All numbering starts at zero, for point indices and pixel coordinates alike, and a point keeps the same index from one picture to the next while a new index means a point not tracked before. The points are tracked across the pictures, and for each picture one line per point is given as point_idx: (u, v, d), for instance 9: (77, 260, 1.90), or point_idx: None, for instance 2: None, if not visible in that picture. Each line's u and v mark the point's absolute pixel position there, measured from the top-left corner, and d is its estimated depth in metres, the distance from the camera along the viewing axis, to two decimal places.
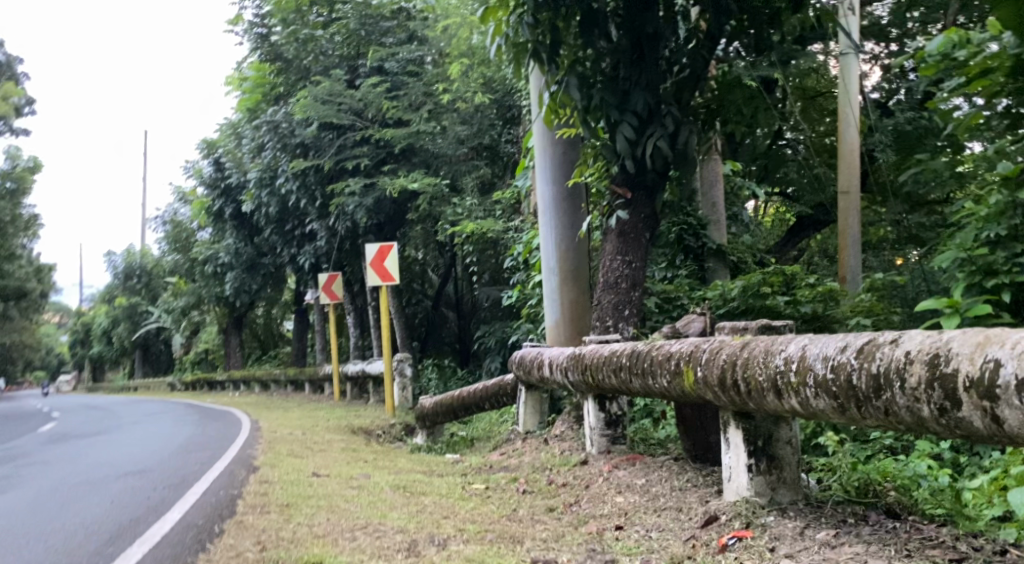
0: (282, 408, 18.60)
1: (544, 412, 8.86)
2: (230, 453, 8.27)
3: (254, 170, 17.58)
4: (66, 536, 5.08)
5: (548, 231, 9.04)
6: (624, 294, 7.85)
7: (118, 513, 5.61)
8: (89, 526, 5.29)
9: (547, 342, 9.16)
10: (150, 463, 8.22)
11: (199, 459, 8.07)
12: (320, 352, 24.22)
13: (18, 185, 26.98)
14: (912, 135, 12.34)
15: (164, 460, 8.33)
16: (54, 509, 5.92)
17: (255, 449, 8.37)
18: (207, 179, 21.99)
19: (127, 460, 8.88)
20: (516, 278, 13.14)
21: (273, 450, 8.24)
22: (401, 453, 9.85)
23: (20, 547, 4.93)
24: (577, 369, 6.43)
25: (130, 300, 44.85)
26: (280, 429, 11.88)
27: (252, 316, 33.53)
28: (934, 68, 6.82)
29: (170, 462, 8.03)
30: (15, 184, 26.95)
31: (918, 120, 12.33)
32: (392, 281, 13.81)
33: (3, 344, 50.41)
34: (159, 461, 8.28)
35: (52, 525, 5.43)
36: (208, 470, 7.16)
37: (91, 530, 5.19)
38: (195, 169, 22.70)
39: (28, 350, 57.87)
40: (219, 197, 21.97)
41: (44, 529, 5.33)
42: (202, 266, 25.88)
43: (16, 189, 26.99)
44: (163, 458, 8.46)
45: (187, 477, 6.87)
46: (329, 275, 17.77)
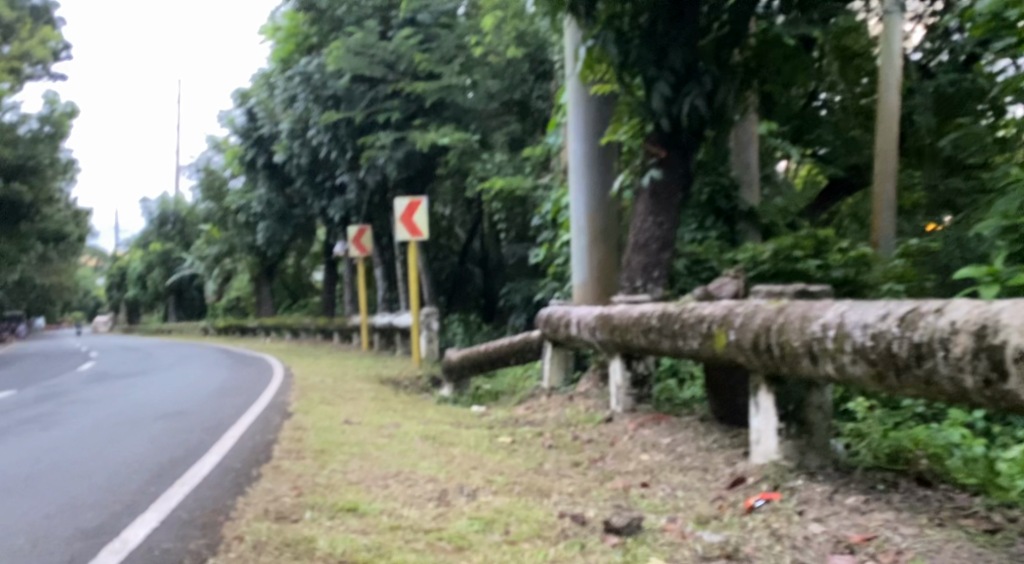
0: (309, 357, 18.80)
1: (569, 369, 8.89)
2: (262, 399, 8.39)
3: (287, 120, 17.61)
4: (109, 474, 5.21)
5: (578, 189, 9.01)
6: (653, 255, 7.84)
7: (158, 454, 5.74)
8: (131, 465, 5.43)
9: (574, 300, 9.18)
10: (185, 406, 8.36)
11: (233, 404, 8.20)
12: (348, 304, 24.40)
13: (57, 130, 27.45)
14: (954, 97, 12.01)
15: (197, 404, 8.45)
16: (94, 448, 6.05)
17: (287, 396, 8.49)
18: (240, 128, 22.10)
19: (162, 402, 9.01)
20: (545, 236, 13.12)
21: (303, 398, 8.36)
22: (428, 405, 9.96)
23: (64, 484, 5.06)
24: (605, 329, 6.46)
25: (163, 246, 45.41)
26: (311, 378, 12.05)
27: (281, 266, 33.81)
28: (984, 28, 6.61)
29: (205, 406, 8.16)
30: (55, 129, 27.43)
31: (960, 82, 11.99)
32: (421, 236, 13.86)
33: (39, 286, 51.32)
34: (193, 405, 8.40)
35: (95, 463, 5.57)
36: (244, 415, 7.28)
37: (133, 469, 5.32)
38: (228, 118, 22.81)
39: (64, 293, 58.84)
40: (251, 146, 22.07)
41: (89, 466, 5.47)
42: (234, 214, 26.09)
43: (56, 133, 27.46)
44: (197, 402, 8.58)
45: (223, 421, 6.99)
46: (359, 228, 17.85)
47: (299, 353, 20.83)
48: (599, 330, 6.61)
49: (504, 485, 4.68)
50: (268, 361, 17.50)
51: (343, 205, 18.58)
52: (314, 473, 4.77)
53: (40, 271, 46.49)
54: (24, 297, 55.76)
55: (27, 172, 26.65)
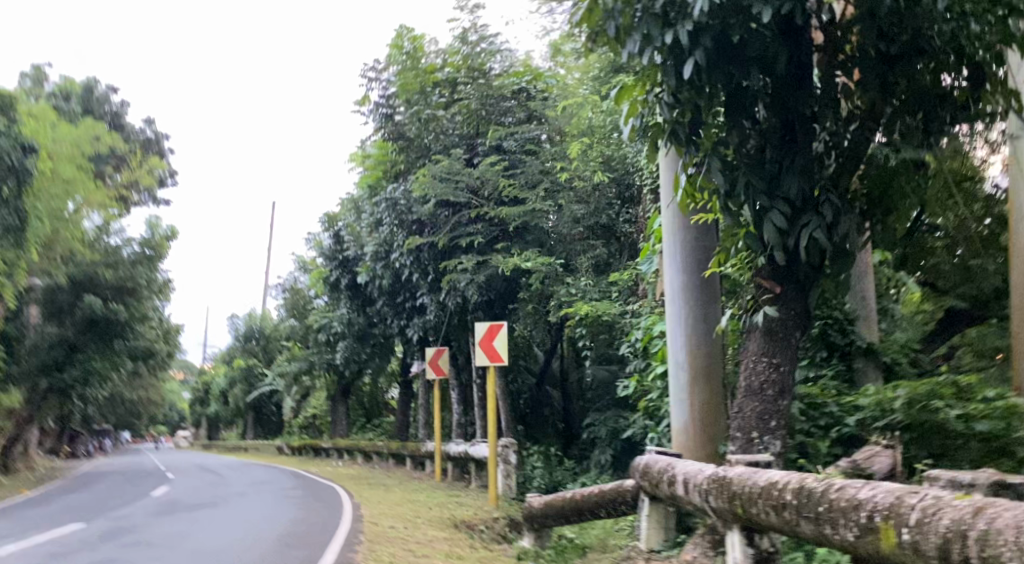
0: (383, 487, 18.09)
1: (671, 528, 8.03)
2: (328, 555, 7.70)
3: (370, 243, 17.44)
4: None
5: (677, 324, 8.20)
6: (770, 403, 6.89)
7: None
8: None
9: (673, 446, 8.23)
10: (245, 559, 7.73)
11: (296, 560, 7.53)
12: (424, 428, 23.67)
13: (156, 253, 27.73)
14: None
15: (258, 557, 7.80)
16: None
17: (355, 552, 7.80)
18: (326, 251, 22.14)
19: (222, 551, 8.37)
20: (633, 367, 12.31)
21: (375, 555, 7.64)
22: (508, 559, 9.12)
23: None
24: (723, 496, 5.55)
25: (248, 362, 45.96)
26: (384, 519, 11.30)
27: (360, 385, 33.44)
28: None
29: (265, 562, 7.51)
30: (155, 252, 27.73)
31: None
32: (501, 362, 13.15)
33: (129, 399, 52.31)
34: (253, 558, 7.75)
35: None
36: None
37: None
38: (315, 241, 23.01)
39: (149, 405, 59.74)
40: (335, 268, 22.03)
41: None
42: (316, 334, 26.00)
43: (155, 256, 27.73)
44: (257, 555, 7.92)
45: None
46: (437, 349, 17.27)
47: (371, 481, 20.13)
48: (715, 496, 5.71)
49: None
50: (341, 493, 16.87)
51: (422, 326, 18.01)
52: None
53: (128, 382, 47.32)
54: (115, 410, 56.91)
55: (121, 291, 27.25)
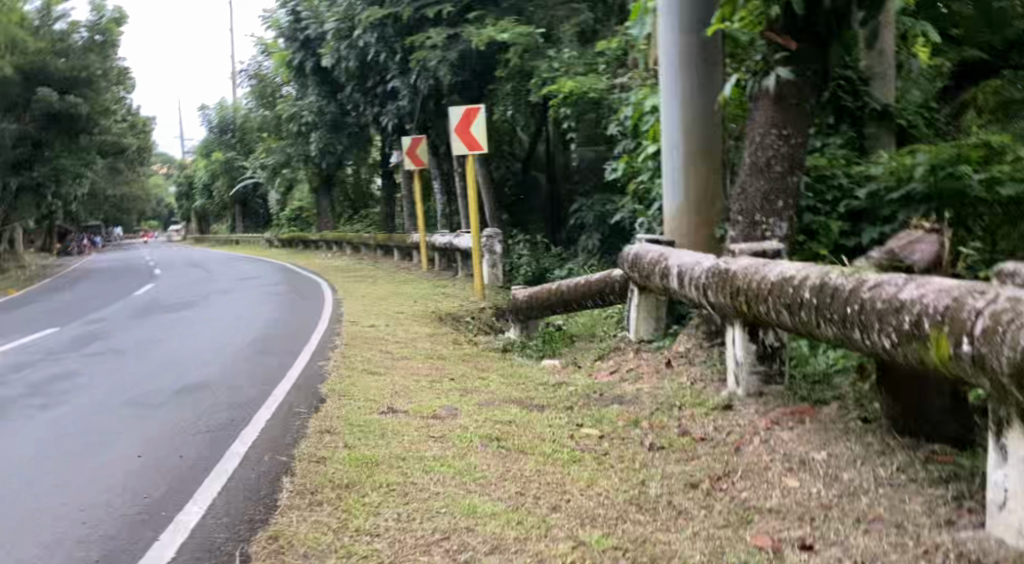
0: (368, 279, 17.68)
1: (664, 319, 7.49)
2: (300, 358, 7.23)
3: (331, 20, 16.13)
4: (99, 493, 4.10)
5: (671, 101, 7.42)
6: (778, 180, 6.13)
7: (163, 458, 4.57)
8: (122, 479, 4.29)
9: (666, 231, 7.75)
10: (213, 365, 7.27)
11: (266, 364, 7.07)
12: (407, 218, 23.01)
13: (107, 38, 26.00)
14: None
15: (228, 363, 7.36)
16: (93, 442, 4.92)
17: (329, 354, 7.32)
18: (285, 29, 20.44)
19: (192, 358, 7.92)
20: (620, 150, 11.44)
21: (349, 356, 7.15)
22: (492, 354, 8.68)
23: (40, 505, 3.99)
24: (727, 291, 4.89)
25: (225, 155, 44.76)
26: (365, 317, 10.88)
27: (342, 175, 32.50)
28: None
29: (234, 368, 7.05)
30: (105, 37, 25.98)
31: None
32: (479, 149, 12.24)
33: (112, 196, 51.43)
34: (224, 364, 7.30)
35: (88, 471, 4.43)
36: (276, 384, 6.13)
37: (128, 486, 4.18)
38: (273, 18, 21.10)
39: (132, 203, 58.81)
40: (297, 48, 20.47)
41: (72, 477, 4.35)
42: (287, 123, 24.76)
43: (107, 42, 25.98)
44: (227, 360, 7.47)
45: (247, 394, 5.85)
46: (413, 137, 16.30)
47: (355, 273, 19.73)
48: (717, 292, 5.06)
49: (591, 533, 3.39)
50: (325, 288, 16.49)
51: (396, 112, 17.17)
52: (333, 508, 3.59)
53: (107, 180, 46.21)
54: (99, 210, 56.24)
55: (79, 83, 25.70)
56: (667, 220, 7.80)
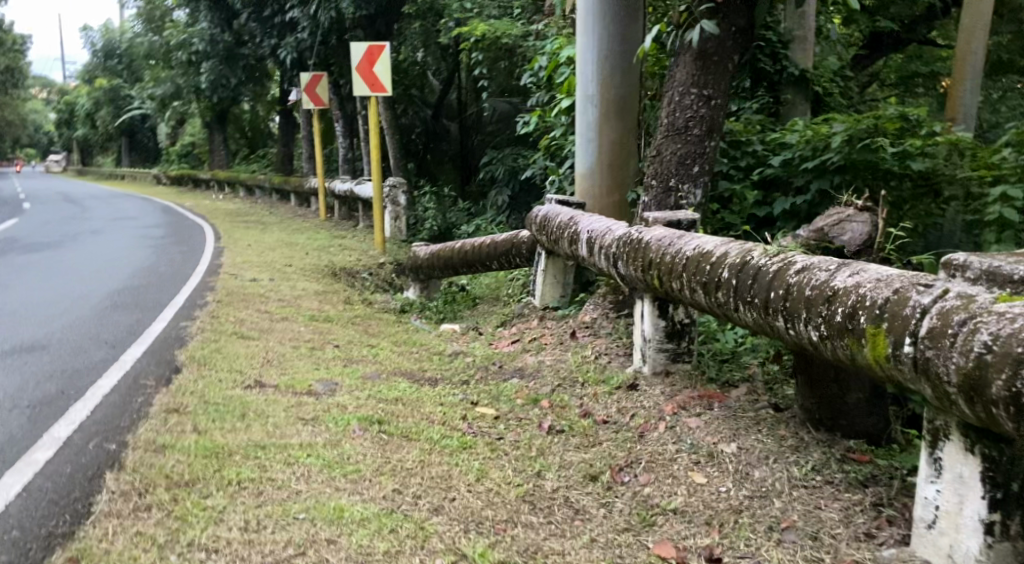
0: (262, 226, 16.83)
1: (569, 285, 7.21)
2: (161, 316, 6.66)
3: None
4: None
5: (589, 53, 7.14)
6: (696, 144, 5.77)
7: None
8: None
9: (576, 192, 7.45)
10: (62, 321, 6.61)
11: (122, 321, 6.47)
12: (307, 162, 22.05)
13: None
14: None
15: (79, 318, 6.71)
16: None
17: (196, 312, 6.76)
18: None
19: (42, 311, 7.23)
20: (534, 101, 10.96)
21: (217, 314, 6.63)
22: (387, 316, 8.18)
23: None
24: (639, 262, 4.47)
25: (112, 82, 42.21)
26: (250, 268, 10.20)
27: (238, 111, 31.02)
28: None
29: (83, 324, 6.42)
30: None
31: None
32: (382, 92, 11.56)
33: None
34: (74, 320, 6.66)
35: None
36: (127, 347, 5.60)
37: None
38: None
39: (8, 127, 55.14)
40: None
41: None
42: (179, 53, 23.32)
43: None
44: (77, 316, 6.83)
45: (87, 361, 5.31)
46: (313, 74, 15.56)
47: (251, 218, 18.78)
48: (629, 263, 4.64)
49: (475, 547, 3.04)
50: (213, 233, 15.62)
51: (296, 44, 16.50)
52: (167, 516, 3.11)
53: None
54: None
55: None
56: (577, 180, 7.51)
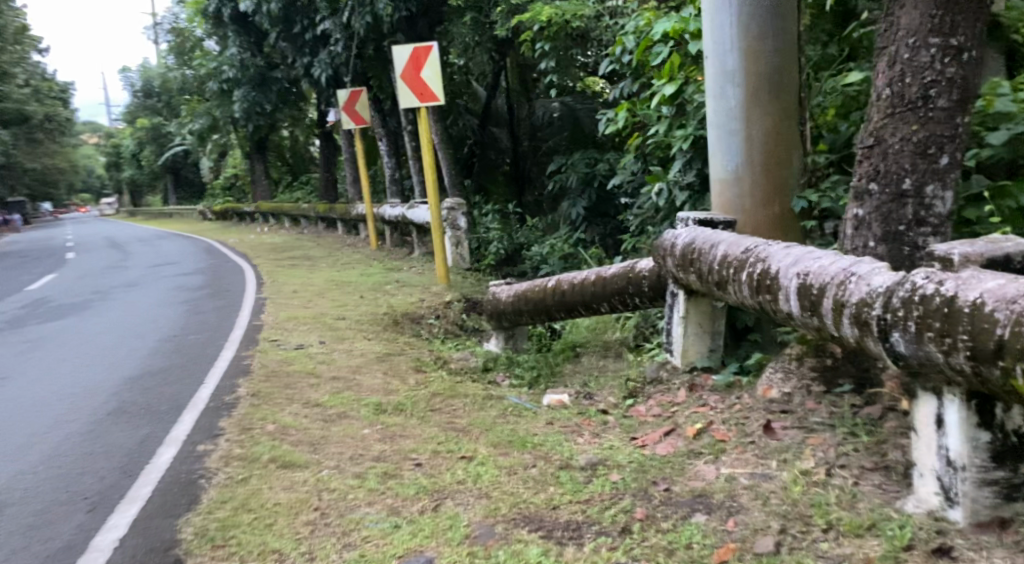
0: (306, 262, 15.19)
1: (721, 335, 5.25)
2: (164, 448, 4.99)
3: None
4: None
5: (727, 12, 5.20)
6: (942, 124, 3.74)
7: None
8: None
9: (716, 205, 5.44)
10: (43, 464, 5.00)
11: (116, 465, 4.82)
12: (351, 187, 20.36)
13: None
14: None
15: (42, 466, 4.96)
16: None
17: (221, 434, 5.02)
18: None
19: (14, 441, 5.60)
20: (616, 94, 9.07)
21: (247, 443, 4.80)
22: (472, 390, 6.32)
23: None
24: (956, 342, 2.63)
25: (154, 121, 41.59)
26: (297, 334, 8.53)
27: (277, 138, 29.63)
28: None
29: (40, 485, 4.64)
30: None
31: None
32: (434, 100, 9.76)
33: (34, 169, 48.37)
34: (36, 470, 4.90)
35: None
36: (104, 524, 3.93)
37: None
38: None
39: (61, 175, 55.39)
40: None
41: None
42: (211, 83, 22.11)
43: None
44: (42, 460, 5.07)
45: (34, 555, 3.71)
46: (352, 90, 13.90)
47: (296, 252, 17.16)
48: (927, 340, 2.74)
49: None
50: (251, 278, 14.06)
51: (330, 59, 14.93)
52: None
53: (28, 153, 42.85)
54: (25, 184, 52.95)
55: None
56: (714, 190, 5.48)
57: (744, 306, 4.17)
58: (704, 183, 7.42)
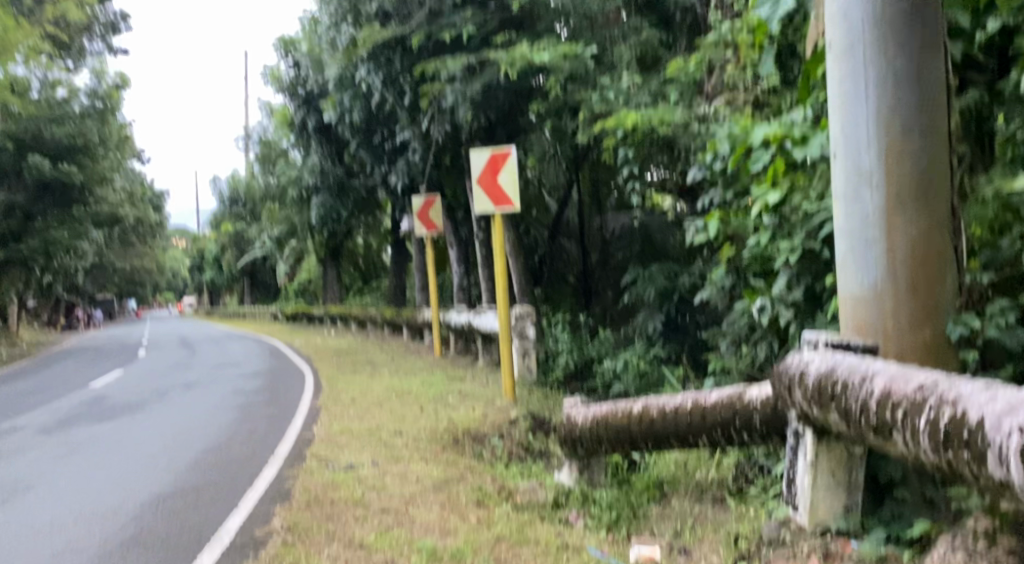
0: (368, 368, 14.52)
1: (858, 487, 4.19)
2: None
3: (332, 65, 14.04)
4: None
5: (863, 104, 4.39)
6: None
7: None
8: None
9: (849, 328, 4.51)
10: None
11: None
12: (418, 292, 19.80)
13: (108, 104, 24.26)
14: None
15: None
16: None
17: None
18: (286, 84, 18.54)
19: None
20: (705, 203, 8.27)
21: None
22: (543, 535, 5.40)
23: None
24: None
25: (236, 225, 42.32)
26: (351, 453, 7.69)
27: (350, 244, 29.55)
28: None
29: None
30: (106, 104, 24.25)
31: None
32: (510, 206, 9.12)
33: (121, 268, 49.65)
34: None
35: None
36: None
37: None
38: (274, 73, 19.40)
39: (145, 275, 56.76)
40: (300, 107, 18.48)
41: None
42: (290, 188, 22.18)
43: (107, 108, 24.27)
44: None
45: None
46: (426, 196, 13.43)
47: (356, 357, 16.48)
48: None
49: None
50: (310, 383, 13.39)
51: (406, 167, 14.61)
52: None
53: (116, 250, 43.94)
54: (111, 283, 54.34)
55: (76, 149, 23.58)
56: (846, 307, 4.56)
57: (909, 458, 3.30)
58: (814, 300, 6.46)
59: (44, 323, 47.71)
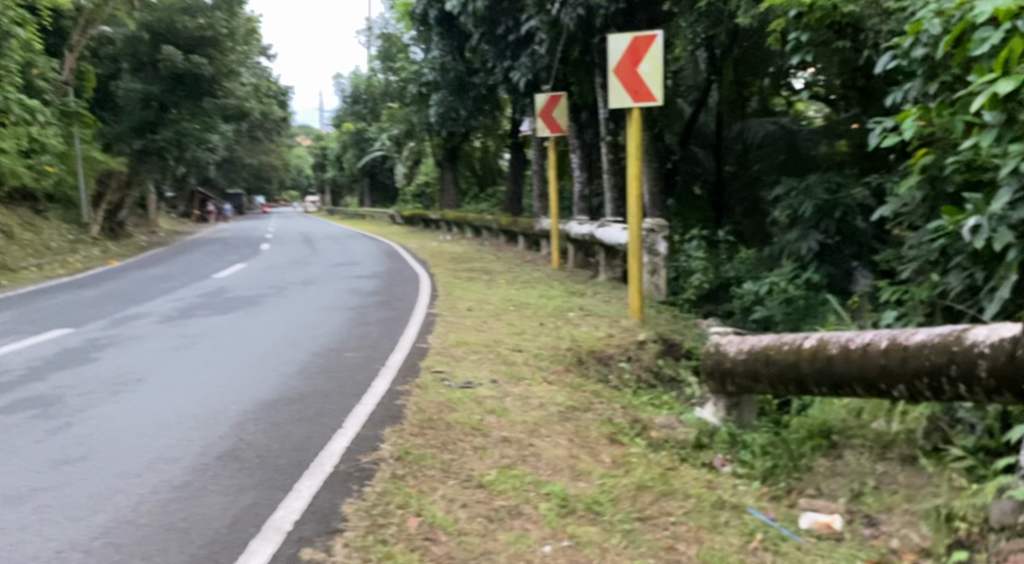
0: (484, 275, 13.84)
1: None
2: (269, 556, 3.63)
3: None
4: None
5: None
6: None
7: None
8: None
9: None
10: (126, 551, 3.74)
11: None
12: (536, 199, 18.87)
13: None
14: None
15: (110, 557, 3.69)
16: None
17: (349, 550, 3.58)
18: None
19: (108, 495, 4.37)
20: (891, 102, 6.93)
21: None
22: (693, 485, 4.56)
23: None
24: None
25: (358, 125, 42.02)
26: (462, 368, 6.97)
27: (468, 148, 28.70)
28: None
29: None
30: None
31: None
32: (651, 101, 7.99)
33: (249, 165, 50.51)
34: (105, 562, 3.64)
35: None
36: None
37: None
38: None
39: (271, 173, 57.63)
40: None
41: None
42: (411, 86, 21.38)
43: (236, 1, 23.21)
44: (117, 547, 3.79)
45: None
46: (551, 95, 12.39)
47: (472, 263, 15.81)
48: None
49: None
50: (427, 288, 12.82)
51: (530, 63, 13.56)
52: None
53: (243, 146, 44.48)
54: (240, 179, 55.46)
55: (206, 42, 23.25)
56: None
57: None
58: None
59: (179, 214, 49.28)
